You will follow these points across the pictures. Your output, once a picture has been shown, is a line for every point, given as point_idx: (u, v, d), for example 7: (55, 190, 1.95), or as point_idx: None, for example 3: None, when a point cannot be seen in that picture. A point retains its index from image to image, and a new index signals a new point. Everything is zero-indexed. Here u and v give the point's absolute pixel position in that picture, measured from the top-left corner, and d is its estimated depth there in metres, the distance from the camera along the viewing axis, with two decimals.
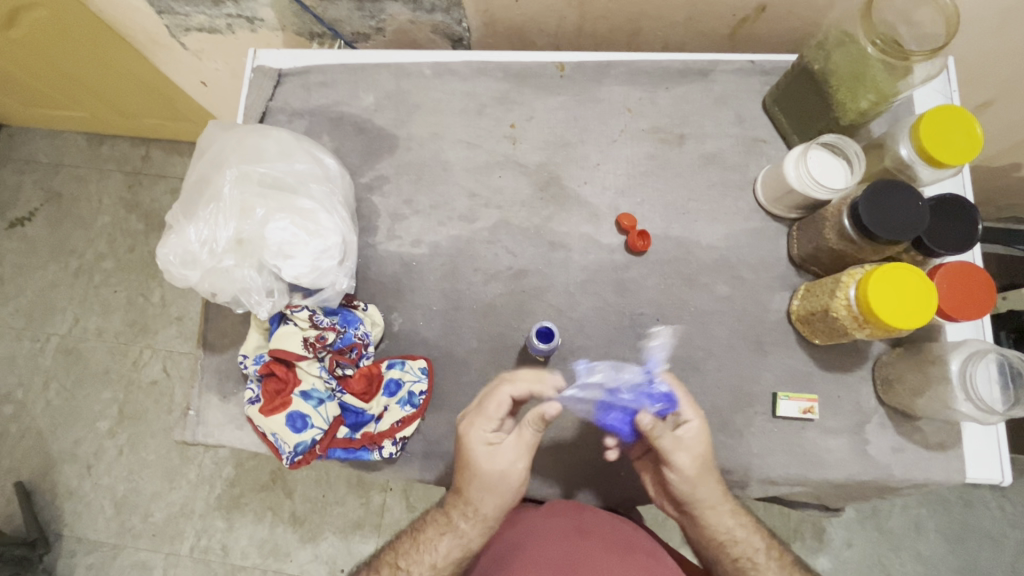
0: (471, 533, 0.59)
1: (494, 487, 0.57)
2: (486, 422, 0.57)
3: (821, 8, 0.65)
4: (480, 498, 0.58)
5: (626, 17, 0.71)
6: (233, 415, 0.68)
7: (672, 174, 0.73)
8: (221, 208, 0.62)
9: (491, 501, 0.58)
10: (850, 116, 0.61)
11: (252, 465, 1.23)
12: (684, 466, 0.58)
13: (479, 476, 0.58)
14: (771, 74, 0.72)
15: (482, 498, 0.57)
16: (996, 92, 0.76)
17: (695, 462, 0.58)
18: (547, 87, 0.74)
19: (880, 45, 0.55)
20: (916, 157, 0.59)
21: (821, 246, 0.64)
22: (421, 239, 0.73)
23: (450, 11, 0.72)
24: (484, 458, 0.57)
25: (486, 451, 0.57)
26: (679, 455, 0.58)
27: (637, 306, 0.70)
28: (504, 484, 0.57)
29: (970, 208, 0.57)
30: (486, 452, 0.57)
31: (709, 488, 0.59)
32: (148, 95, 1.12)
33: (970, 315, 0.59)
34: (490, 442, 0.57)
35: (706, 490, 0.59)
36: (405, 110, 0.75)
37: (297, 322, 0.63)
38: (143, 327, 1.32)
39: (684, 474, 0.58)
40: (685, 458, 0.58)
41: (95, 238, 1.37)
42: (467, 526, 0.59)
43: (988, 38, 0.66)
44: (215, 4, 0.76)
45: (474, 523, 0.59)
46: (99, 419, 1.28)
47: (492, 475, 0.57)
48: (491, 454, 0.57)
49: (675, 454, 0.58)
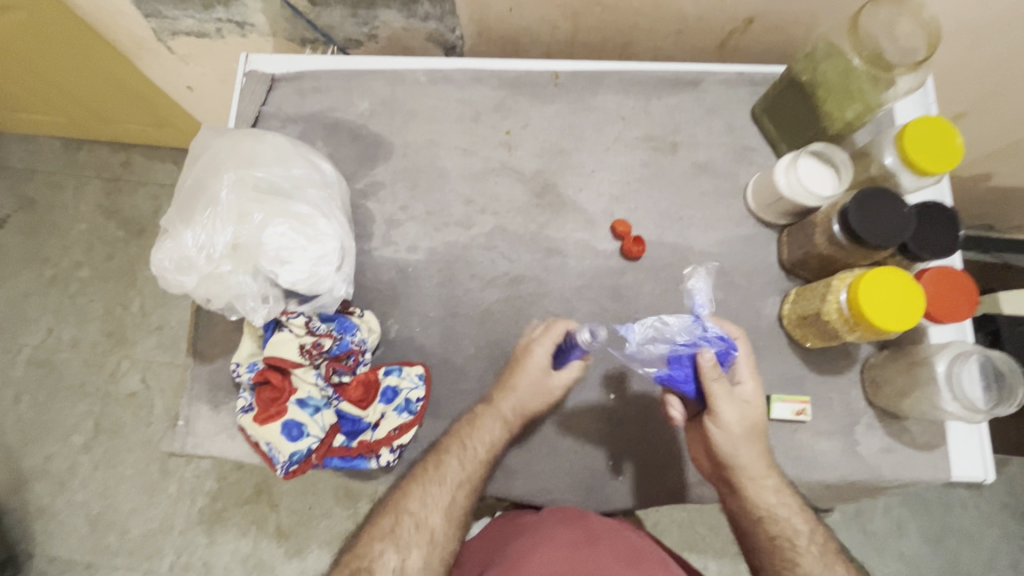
0: (488, 442, 0.62)
1: (550, 388, 0.63)
2: (540, 341, 0.64)
3: (807, 22, 0.67)
4: (524, 395, 0.63)
5: (619, 28, 0.72)
6: (224, 424, 0.67)
7: (665, 181, 0.74)
8: (218, 213, 0.61)
9: (538, 399, 0.63)
10: (837, 124, 0.63)
11: (236, 478, 1.20)
12: (736, 422, 0.57)
13: (525, 383, 0.63)
14: (759, 85, 0.74)
15: (530, 392, 0.63)
16: (971, 105, 0.79)
17: (746, 419, 0.57)
18: (542, 95, 0.75)
19: (865, 58, 0.58)
20: (900, 166, 0.61)
21: (812, 252, 0.65)
22: (417, 245, 0.73)
23: (445, 20, 0.73)
24: (536, 369, 0.63)
25: (535, 364, 0.63)
26: (733, 409, 0.57)
27: (633, 311, 0.71)
28: (558, 385, 0.63)
29: (951, 214, 0.60)
30: (538, 362, 0.63)
31: (755, 451, 0.58)
32: (130, 99, 1.10)
33: (955, 317, 0.61)
34: (543, 354, 0.63)
35: (752, 453, 0.58)
36: (401, 116, 0.75)
37: (292, 328, 0.62)
38: (121, 337, 1.28)
39: (734, 431, 0.57)
40: (738, 413, 0.57)
41: (72, 246, 1.33)
42: (487, 434, 0.62)
43: (964, 53, 0.70)
44: (205, 8, 0.75)
45: (492, 435, 0.62)
46: (73, 433, 1.24)
47: (547, 380, 0.63)
48: (544, 364, 0.63)
49: (726, 406, 0.56)
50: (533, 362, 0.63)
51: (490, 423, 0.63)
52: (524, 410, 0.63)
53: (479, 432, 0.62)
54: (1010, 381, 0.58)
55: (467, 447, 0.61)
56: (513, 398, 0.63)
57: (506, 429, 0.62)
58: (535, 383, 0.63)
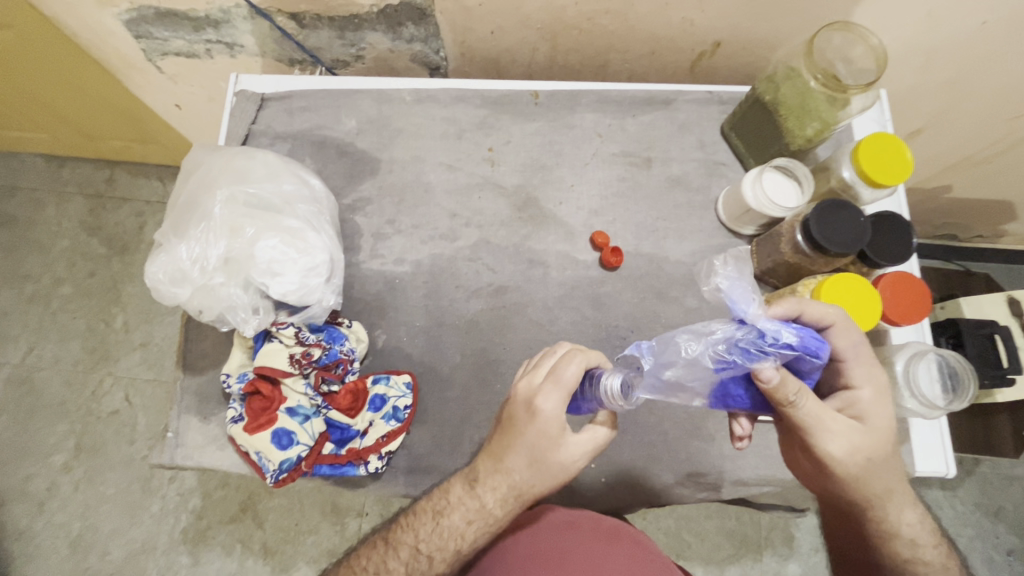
0: (463, 517, 0.55)
1: (553, 461, 0.51)
2: (545, 391, 0.51)
3: (769, 46, 0.72)
4: (522, 467, 0.52)
5: (594, 50, 0.76)
6: (213, 436, 0.68)
7: (641, 195, 0.77)
8: (211, 227, 0.63)
9: (539, 475, 0.52)
10: (798, 141, 0.68)
11: (221, 494, 1.19)
12: (851, 450, 0.50)
13: (531, 441, 0.52)
14: (727, 103, 0.79)
15: (530, 467, 0.52)
16: (926, 121, 0.84)
17: (866, 443, 0.50)
18: (523, 113, 0.78)
19: (822, 79, 0.61)
20: (857, 179, 0.65)
21: (778, 260, 0.69)
22: (403, 257, 0.75)
23: (429, 42, 0.76)
24: (542, 431, 0.51)
25: (543, 422, 0.51)
26: (843, 434, 0.50)
27: (612, 319, 0.74)
28: (565, 457, 0.52)
29: (906, 224, 0.64)
30: (547, 418, 0.51)
31: (880, 473, 0.52)
32: (116, 117, 1.11)
33: (912, 319, 0.65)
34: (551, 406, 0.50)
35: (875, 476, 0.52)
36: (387, 134, 0.78)
37: (282, 339, 0.64)
38: (104, 354, 1.28)
39: (851, 459, 0.50)
40: (851, 438, 0.50)
41: (54, 263, 1.32)
42: (457, 514, 0.55)
43: (915, 74, 0.75)
44: (196, 30, 0.77)
45: (464, 512, 0.55)
46: (53, 453, 1.22)
47: (554, 451, 0.51)
48: (555, 421, 0.51)
49: (835, 434, 0.49)
50: (539, 421, 0.51)
51: (470, 496, 0.55)
52: (520, 488, 0.53)
53: (454, 502, 0.56)
54: (964, 380, 0.62)
55: (440, 518, 0.56)
56: (507, 474, 0.53)
57: (483, 517, 0.54)
58: (533, 454, 0.52)
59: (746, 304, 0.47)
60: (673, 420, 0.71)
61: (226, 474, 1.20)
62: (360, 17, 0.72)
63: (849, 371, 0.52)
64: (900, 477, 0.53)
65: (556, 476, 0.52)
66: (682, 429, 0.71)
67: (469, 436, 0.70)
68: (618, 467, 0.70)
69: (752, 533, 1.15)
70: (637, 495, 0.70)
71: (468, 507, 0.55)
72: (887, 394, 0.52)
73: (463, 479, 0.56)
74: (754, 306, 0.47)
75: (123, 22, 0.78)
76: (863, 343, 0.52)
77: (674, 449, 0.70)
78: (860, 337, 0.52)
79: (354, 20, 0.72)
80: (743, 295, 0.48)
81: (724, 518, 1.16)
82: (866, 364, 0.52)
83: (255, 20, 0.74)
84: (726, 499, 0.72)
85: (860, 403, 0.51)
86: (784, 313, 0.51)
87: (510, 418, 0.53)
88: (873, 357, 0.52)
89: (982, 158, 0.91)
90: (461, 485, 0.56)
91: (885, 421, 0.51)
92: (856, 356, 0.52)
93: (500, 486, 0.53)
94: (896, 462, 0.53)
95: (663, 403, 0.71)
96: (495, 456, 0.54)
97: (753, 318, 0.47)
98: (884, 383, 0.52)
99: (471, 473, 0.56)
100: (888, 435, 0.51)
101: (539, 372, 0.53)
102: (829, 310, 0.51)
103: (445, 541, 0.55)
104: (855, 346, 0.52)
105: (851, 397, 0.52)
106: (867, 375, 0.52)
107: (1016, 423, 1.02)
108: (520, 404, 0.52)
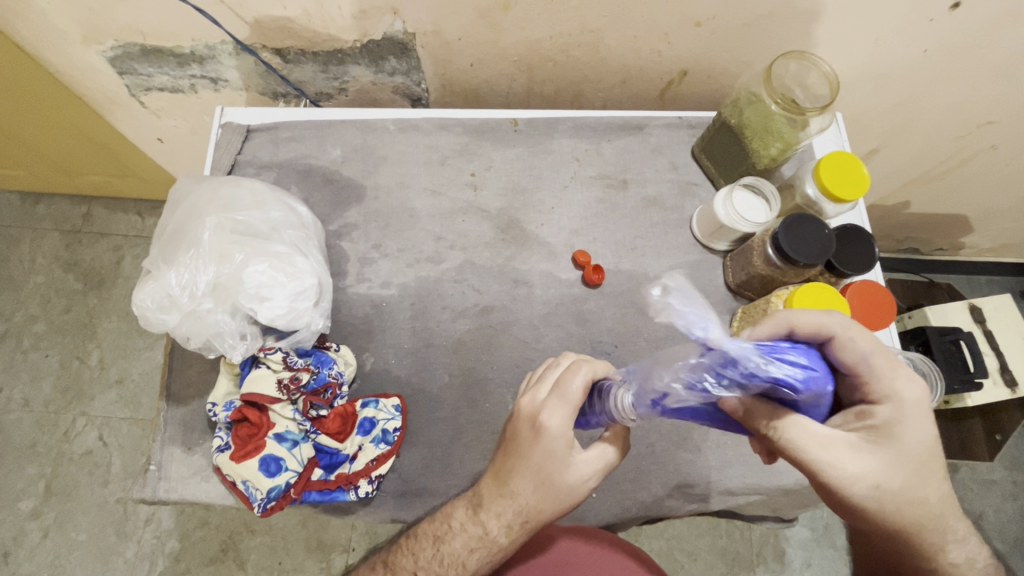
0: (464, 544, 0.56)
1: (561, 482, 0.52)
2: (551, 406, 0.51)
3: (732, 74, 0.77)
4: (528, 491, 0.52)
5: (569, 80, 0.80)
6: (198, 466, 0.67)
7: (619, 215, 0.80)
8: (200, 254, 0.64)
9: (546, 499, 0.52)
10: (764, 161, 0.72)
11: (200, 534, 1.15)
12: (861, 477, 0.46)
13: (537, 462, 0.52)
14: (696, 127, 0.83)
15: (536, 490, 0.52)
16: (880, 141, 0.90)
17: (881, 469, 0.46)
18: (503, 140, 0.81)
19: (781, 104, 0.64)
20: (820, 195, 0.69)
21: (752, 273, 0.72)
22: (390, 281, 0.76)
23: (410, 74, 0.79)
24: (549, 450, 0.51)
25: (550, 440, 0.51)
26: (851, 459, 0.46)
27: (596, 334, 0.75)
28: (573, 477, 0.52)
29: (868, 236, 0.68)
30: (553, 436, 0.51)
31: (906, 502, 0.47)
32: (96, 152, 1.11)
33: (879, 325, 0.68)
34: (557, 422, 0.51)
35: (901, 504, 0.47)
36: (372, 162, 0.80)
37: (270, 364, 0.65)
38: (78, 393, 1.24)
39: (864, 486, 0.46)
40: (862, 464, 0.46)
41: (26, 300, 1.29)
42: (458, 541, 0.56)
43: (868, 97, 0.80)
44: (180, 65, 0.79)
45: (466, 540, 0.56)
46: (21, 499, 1.16)
47: (562, 471, 0.52)
48: (561, 438, 0.51)
49: (834, 461, 0.46)
50: (546, 440, 0.51)
51: (472, 523, 0.56)
52: (526, 513, 0.53)
53: (456, 528, 0.57)
54: (930, 380, 0.69)
55: (441, 544, 0.57)
56: (511, 498, 0.53)
57: (486, 546, 0.55)
58: (540, 476, 0.52)
59: (704, 324, 0.42)
60: (659, 432, 0.72)
61: (206, 512, 1.16)
62: (343, 52, 0.75)
63: (867, 385, 0.47)
64: (937, 503, 0.48)
65: (565, 497, 0.52)
66: (668, 440, 0.72)
67: (459, 457, 0.70)
68: (608, 481, 0.71)
69: (744, 550, 1.15)
70: (628, 508, 0.70)
71: (472, 537, 0.56)
72: (917, 410, 0.46)
73: (467, 503, 0.57)
74: (714, 324, 0.42)
75: (107, 59, 0.79)
76: (878, 352, 0.46)
77: (663, 461, 0.71)
78: (875, 347, 0.46)
79: (338, 54, 0.75)
80: (699, 315, 0.43)
81: (716, 536, 1.16)
82: (886, 376, 0.46)
83: (240, 56, 0.77)
84: (715, 511, 0.73)
85: (877, 422, 0.47)
86: (772, 332, 0.48)
87: (514, 437, 0.54)
88: (896, 368, 0.46)
89: (936, 174, 0.97)
90: (464, 510, 0.57)
91: (907, 442, 0.46)
92: (870, 369, 0.46)
93: (502, 512, 0.54)
94: (930, 486, 0.47)
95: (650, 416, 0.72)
96: (497, 478, 0.54)
97: (720, 340, 0.41)
98: (909, 398, 0.46)
99: (478, 495, 0.56)
100: (913, 457, 0.46)
101: (544, 388, 0.54)
102: (826, 319, 0.47)
103: (446, 568, 0.56)
104: (866, 356, 0.46)
105: (867, 412, 0.47)
106: (887, 390, 0.46)
107: (988, 425, 1.07)
108: (525, 422, 0.53)
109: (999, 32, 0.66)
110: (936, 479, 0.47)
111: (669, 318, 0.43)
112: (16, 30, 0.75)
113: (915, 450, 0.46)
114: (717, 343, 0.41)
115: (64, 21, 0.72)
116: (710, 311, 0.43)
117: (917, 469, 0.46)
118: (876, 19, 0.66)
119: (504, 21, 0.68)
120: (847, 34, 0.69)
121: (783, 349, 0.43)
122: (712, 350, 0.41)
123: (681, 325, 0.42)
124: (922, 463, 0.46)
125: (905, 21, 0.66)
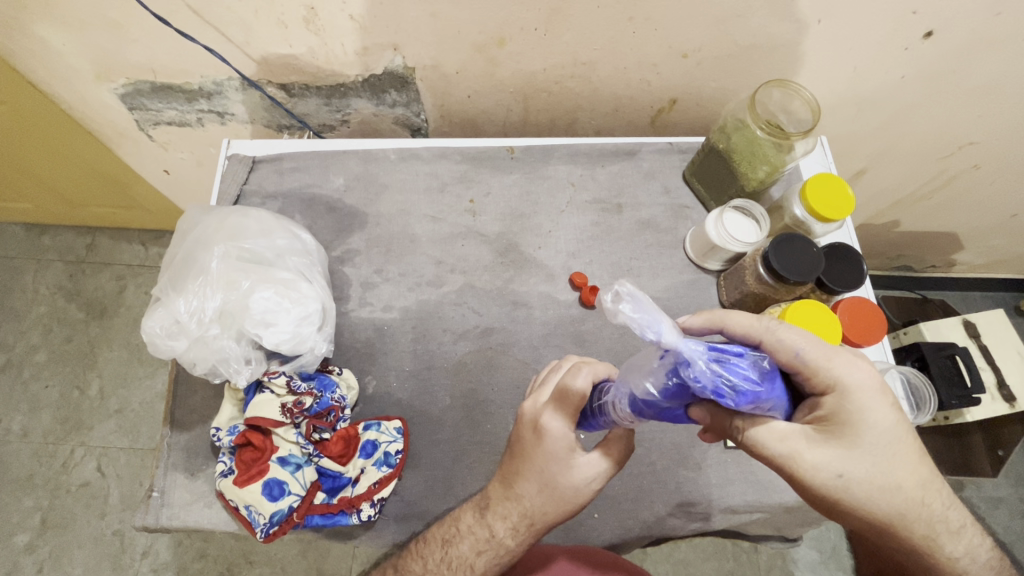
0: (472, 546, 0.58)
1: (565, 484, 0.54)
2: (551, 410, 0.54)
3: (719, 101, 0.80)
4: (533, 493, 0.55)
5: (564, 109, 0.84)
6: (201, 493, 0.67)
7: (615, 237, 0.83)
8: (208, 282, 0.67)
9: (551, 501, 0.54)
10: (752, 184, 0.74)
11: (199, 565, 1.13)
12: (824, 468, 0.46)
13: (541, 465, 0.54)
14: (687, 152, 0.85)
15: (540, 493, 0.55)
16: (867, 163, 0.93)
17: (841, 458, 0.46)
18: (501, 167, 0.84)
19: (767, 130, 0.67)
20: (808, 216, 0.71)
21: (745, 292, 0.74)
22: (391, 304, 0.78)
23: (410, 106, 0.83)
24: (551, 452, 0.54)
25: (551, 443, 0.54)
26: (810, 451, 0.46)
27: (595, 354, 0.77)
28: (577, 479, 0.54)
29: (855, 254, 0.70)
30: (554, 438, 0.54)
31: (878, 490, 0.47)
32: (102, 184, 1.13)
33: (871, 339, 0.70)
34: (557, 425, 0.54)
35: (873, 492, 0.47)
36: (373, 189, 0.82)
37: (273, 389, 0.66)
38: (77, 423, 1.24)
39: (828, 476, 0.46)
40: (820, 454, 0.46)
41: (28, 331, 1.30)
42: (465, 544, 0.58)
43: (851, 122, 0.83)
44: (188, 101, 0.83)
45: (473, 542, 0.57)
46: (16, 533, 1.15)
47: (565, 473, 0.54)
48: (562, 440, 0.54)
49: (792, 455, 0.46)
50: (548, 442, 0.54)
51: (479, 525, 0.57)
52: (531, 515, 0.55)
53: (464, 530, 0.58)
54: (923, 394, 0.72)
55: (449, 547, 0.58)
56: (516, 500, 0.56)
57: (493, 546, 0.57)
58: (544, 478, 0.54)
59: (658, 325, 0.41)
60: (659, 451, 0.72)
61: (206, 543, 1.15)
62: (346, 86, 0.78)
63: (812, 378, 0.47)
64: (919, 491, 0.47)
65: (571, 502, 0.54)
66: (669, 459, 0.72)
67: (461, 478, 0.70)
68: (610, 501, 0.71)
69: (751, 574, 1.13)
70: (630, 529, 0.70)
71: (479, 539, 0.57)
72: (865, 393, 0.46)
73: (474, 506, 0.59)
74: (667, 325, 0.42)
75: (118, 95, 0.83)
76: (810, 346, 0.46)
77: (664, 480, 0.71)
78: (804, 341, 0.46)
79: (341, 88, 0.79)
80: (651, 317, 0.42)
81: (722, 560, 1.14)
82: (823, 367, 0.46)
83: (247, 91, 0.80)
84: (717, 530, 0.73)
85: (827, 411, 0.47)
86: (704, 328, 0.51)
87: (518, 441, 0.56)
88: (833, 357, 0.46)
89: (923, 194, 1.00)
90: (471, 512, 0.59)
91: (867, 427, 0.46)
92: (807, 364, 0.46)
93: (508, 513, 0.56)
94: (900, 473, 0.47)
95: (649, 435, 0.73)
96: (502, 480, 0.57)
97: (674, 342, 0.41)
98: (856, 382, 0.46)
99: (486, 494, 0.59)
100: (875, 441, 0.46)
101: (544, 391, 0.57)
102: (750, 321, 0.48)
103: (454, 570, 0.57)
104: (799, 352, 0.46)
105: (818, 402, 0.48)
106: (831, 379, 0.46)
107: (989, 442, 1.08)
108: (528, 425, 0.56)
109: (973, 59, 0.70)
110: (908, 466, 0.47)
111: (622, 321, 0.42)
112: (30, 70, 0.78)
113: (875, 434, 0.46)
114: (670, 344, 0.41)
115: (78, 60, 0.76)
116: (662, 311, 0.42)
117: (880, 454, 0.47)
118: (852, 49, 0.69)
119: (500, 55, 0.71)
120: (826, 62, 0.72)
121: (735, 360, 0.42)
122: (669, 351, 0.42)
123: (634, 329, 0.41)
124: (883, 447, 0.47)
125: (881, 49, 0.69)
